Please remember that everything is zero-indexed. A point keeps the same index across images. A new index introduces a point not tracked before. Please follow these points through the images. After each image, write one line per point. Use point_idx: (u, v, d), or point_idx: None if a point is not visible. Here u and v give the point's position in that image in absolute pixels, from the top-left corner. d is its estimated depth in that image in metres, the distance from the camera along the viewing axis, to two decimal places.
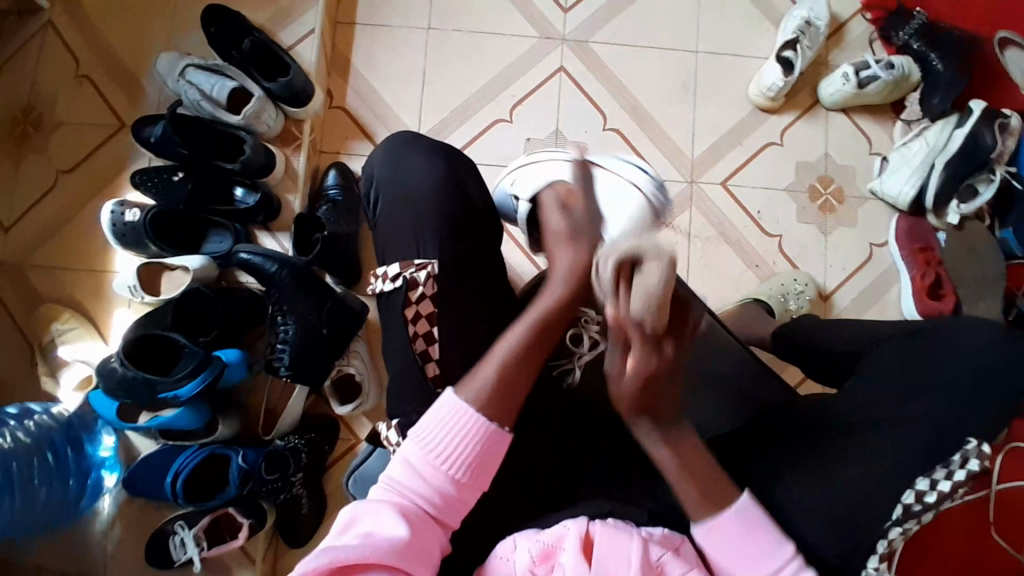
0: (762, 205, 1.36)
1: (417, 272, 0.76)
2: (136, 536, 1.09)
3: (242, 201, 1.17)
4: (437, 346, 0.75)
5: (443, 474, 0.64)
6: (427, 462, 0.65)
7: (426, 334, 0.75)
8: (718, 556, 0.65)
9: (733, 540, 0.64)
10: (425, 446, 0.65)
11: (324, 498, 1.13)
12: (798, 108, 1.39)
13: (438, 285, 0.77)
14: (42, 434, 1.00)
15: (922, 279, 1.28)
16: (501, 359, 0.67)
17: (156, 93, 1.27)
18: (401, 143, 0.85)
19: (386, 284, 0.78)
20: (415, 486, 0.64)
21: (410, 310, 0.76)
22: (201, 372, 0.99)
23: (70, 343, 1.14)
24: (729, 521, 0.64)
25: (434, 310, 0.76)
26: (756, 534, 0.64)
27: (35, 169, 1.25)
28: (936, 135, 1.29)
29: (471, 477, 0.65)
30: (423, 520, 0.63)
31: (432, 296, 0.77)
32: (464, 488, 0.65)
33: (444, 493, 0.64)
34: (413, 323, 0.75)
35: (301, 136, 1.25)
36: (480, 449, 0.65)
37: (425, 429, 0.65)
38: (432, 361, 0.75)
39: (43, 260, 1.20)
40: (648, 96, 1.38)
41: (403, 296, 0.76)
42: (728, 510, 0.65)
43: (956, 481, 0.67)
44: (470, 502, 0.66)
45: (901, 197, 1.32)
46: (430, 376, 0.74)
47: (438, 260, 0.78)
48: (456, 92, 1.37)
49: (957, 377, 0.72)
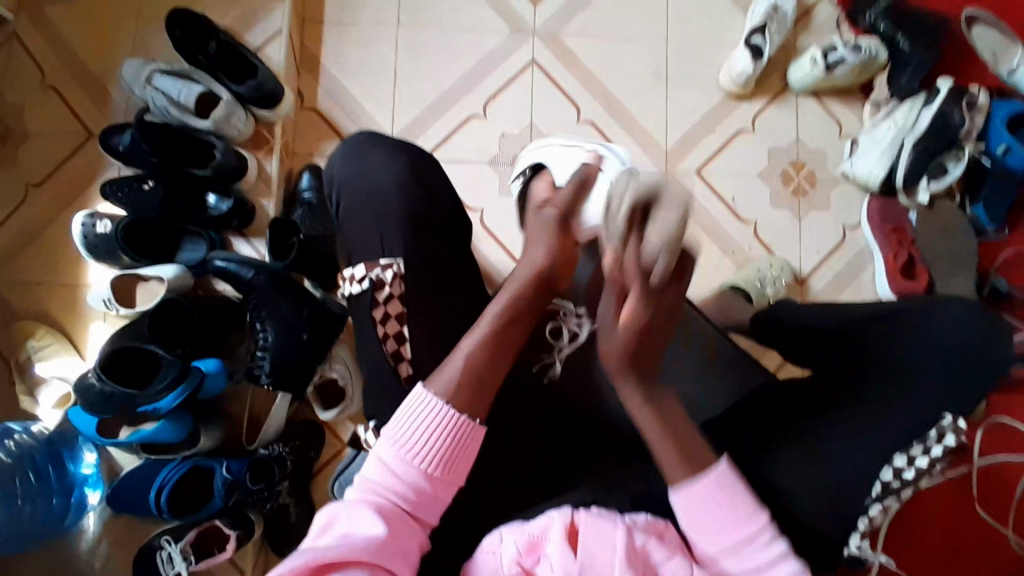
0: (737, 192, 1.38)
1: (383, 271, 0.76)
2: (123, 551, 1.08)
3: (216, 208, 1.15)
4: (408, 345, 0.75)
5: (418, 469, 0.65)
6: (400, 458, 0.65)
7: (397, 334, 0.75)
8: (696, 511, 0.66)
9: (710, 500, 0.66)
10: (398, 443, 0.66)
11: (313, 503, 1.13)
12: (769, 94, 1.41)
13: (404, 284, 0.76)
14: (24, 453, 0.99)
15: (895, 259, 1.30)
16: (470, 350, 0.68)
17: (122, 101, 1.24)
18: (361, 144, 0.83)
19: (353, 286, 0.77)
20: (390, 484, 0.65)
21: (379, 311, 0.75)
22: (180, 384, 0.98)
23: (48, 359, 1.11)
24: (706, 487, 0.66)
25: (403, 310, 0.76)
26: (733, 500, 0.66)
27: (0, 184, 1.21)
28: (905, 115, 1.30)
29: (446, 471, 0.66)
30: (401, 516, 0.63)
31: (400, 295, 0.76)
32: (439, 482, 0.66)
33: (419, 489, 0.65)
34: (383, 324, 0.75)
35: (273, 139, 1.23)
36: (452, 443, 0.66)
37: (398, 426, 0.66)
38: (404, 360, 0.75)
39: (12, 276, 1.18)
40: (622, 87, 1.39)
41: (371, 297, 0.76)
42: (708, 472, 0.67)
43: (934, 457, 0.70)
44: (447, 496, 0.67)
45: (871, 178, 1.34)
46: (403, 376, 0.75)
47: (403, 259, 0.77)
48: (429, 89, 1.36)
49: (928, 355, 0.74)
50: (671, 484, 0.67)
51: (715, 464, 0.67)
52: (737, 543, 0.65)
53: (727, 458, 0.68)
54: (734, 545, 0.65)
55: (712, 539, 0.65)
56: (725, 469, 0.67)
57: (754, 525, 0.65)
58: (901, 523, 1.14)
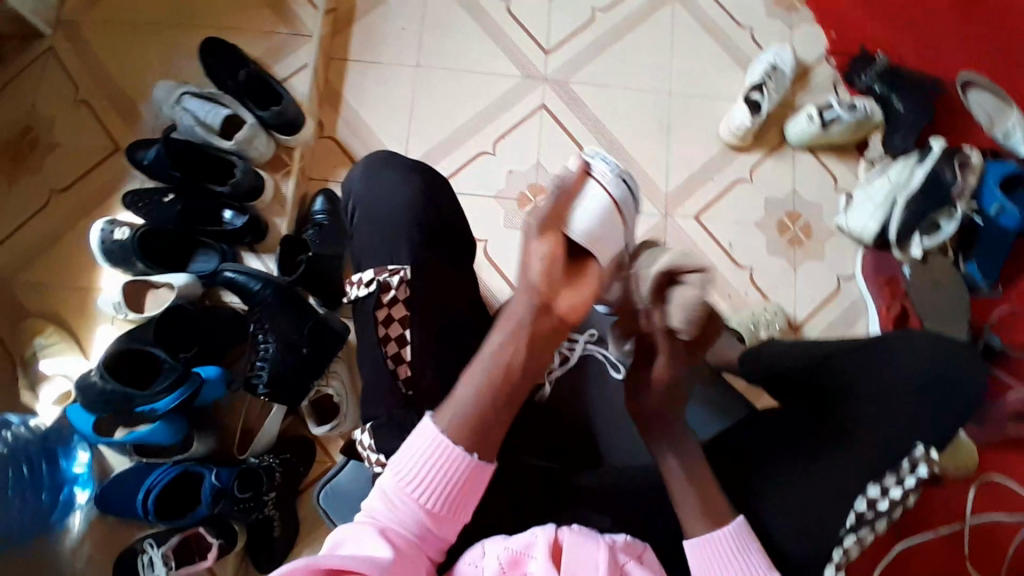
0: (734, 238, 1.42)
1: (391, 276, 0.79)
2: (103, 557, 1.07)
3: (231, 223, 1.20)
4: (410, 348, 0.78)
5: (420, 504, 0.66)
6: (404, 491, 0.66)
7: (398, 337, 0.78)
8: (713, 572, 0.67)
9: (728, 557, 0.68)
10: (403, 476, 0.67)
11: (298, 519, 1.12)
12: (766, 147, 1.47)
13: (410, 289, 0.80)
14: (19, 445, 1.01)
15: (888, 310, 1.34)
16: (473, 391, 0.67)
17: (151, 119, 1.31)
18: (375, 163, 0.89)
19: (359, 289, 0.80)
20: (394, 514, 0.66)
21: (382, 312, 0.78)
22: (180, 387, 1.00)
23: (52, 356, 1.15)
24: (723, 539, 0.68)
25: (407, 313, 0.79)
26: (745, 557, 0.68)
27: (29, 188, 1.27)
28: (898, 173, 1.36)
29: (447, 510, 0.66)
30: (403, 547, 0.64)
31: (405, 299, 0.79)
32: (441, 518, 0.66)
33: (421, 521, 0.66)
34: (386, 326, 0.78)
35: (291, 162, 1.29)
36: (458, 480, 0.67)
37: (405, 459, 0.67)
38: (404, 363, 0.77)
39: (29, 277, 1.22)
40: (626, 133, 1.46)
41: (376, 299, 0.79)
42: (724, 529, 0.69)
43: (907, 487, 0.73)
44: (448, 533, 0.67)
45: (866, 232, 1.38)
46: (400, 378, 0.77)
47: (411, 266, 0.81)
48: (443, 126, 1.43)
49: (895, 387, 0.78)
50: (687, 535, 0.69)
51: (733, 521, 0.69)
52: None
53: (741, 517, 0.70)
54: None
55: None
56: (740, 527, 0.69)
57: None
58: None
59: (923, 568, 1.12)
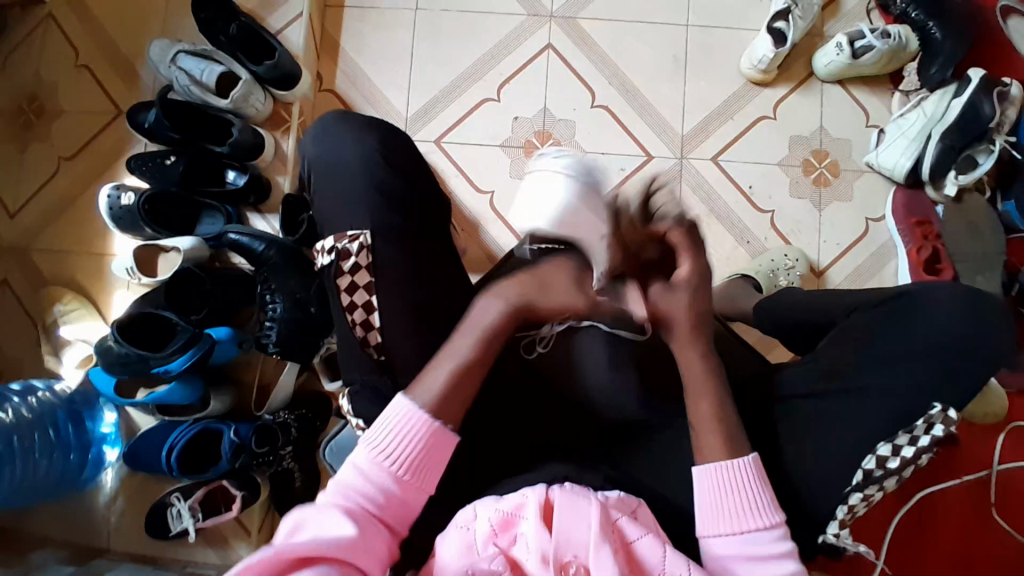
0: (754, 179, 1.35)
1: (349, 243, 0.78)
2: (137, 507, 1.15)
3: (234, 183, 1.19)
4: (377, 315, 0.77)
5: (393, 475, 0.67)
6: (377, 462, 0.67)
7: (365, 304, 0.77)
8: (723, 496, 0.67)
9: (732, 485, 0.67)
10: (373, 448, 0.68)
11: (317, 472, 1.16)
12: (793, 81, 1.36)
13: (371, 255, 0.78)
14: (45, 409, 1.05)
15: (919, 253, 1.25)
16: (459, 364, 0.71)
17: (151, 80, 1.30)
18: (328, 126, 0.85)
19: (322, 258, 0.80)
20: (365, 487, 0.66)
21: (344, 280, 0.77)
22: (192, 348, 1.03)
23: (72, 323, 1.18)
24: (738, 471, 0.68)
25: (370, 279, 0.77)
26: (755, 490, 0.67)
27: (37, 157, 1.28)
28: (934, 105, 1.25)
29: (419, 478, 0.68)
30: (369, 521, 0.64)
31: (366, 266, 0.78)
32: (410, 487, 0.68)
33: (389, 493, 0.67)
34: (350, 295, 0.77)
35: (290, 118, 1.27)
36: (428, 449, 0.69)
37: (375, 431, 0.69)
38: (373, 329, 0.77)
39: (47, 244, 1.25)
40: (639, 73, 1.37)
41: (336, 267, 0.77)
42: (743, 458, 0.68)
43: (921, 446, 0.70)
44: (415, 505, 0.68)
45: (897, 169, 1.29)
46: (371, 345, 0.77)
47: (370, 230, 0.78)
48: (445, 73, 1.37)
49: (911, 340, 0.74)
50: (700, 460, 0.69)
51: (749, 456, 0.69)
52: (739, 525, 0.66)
53: (756, 452, 0.69)
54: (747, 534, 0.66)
55: (726, 521, 0.67)
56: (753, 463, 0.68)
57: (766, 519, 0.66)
58: (913, 529, 1.10)
59: (945, 521, 1.10)
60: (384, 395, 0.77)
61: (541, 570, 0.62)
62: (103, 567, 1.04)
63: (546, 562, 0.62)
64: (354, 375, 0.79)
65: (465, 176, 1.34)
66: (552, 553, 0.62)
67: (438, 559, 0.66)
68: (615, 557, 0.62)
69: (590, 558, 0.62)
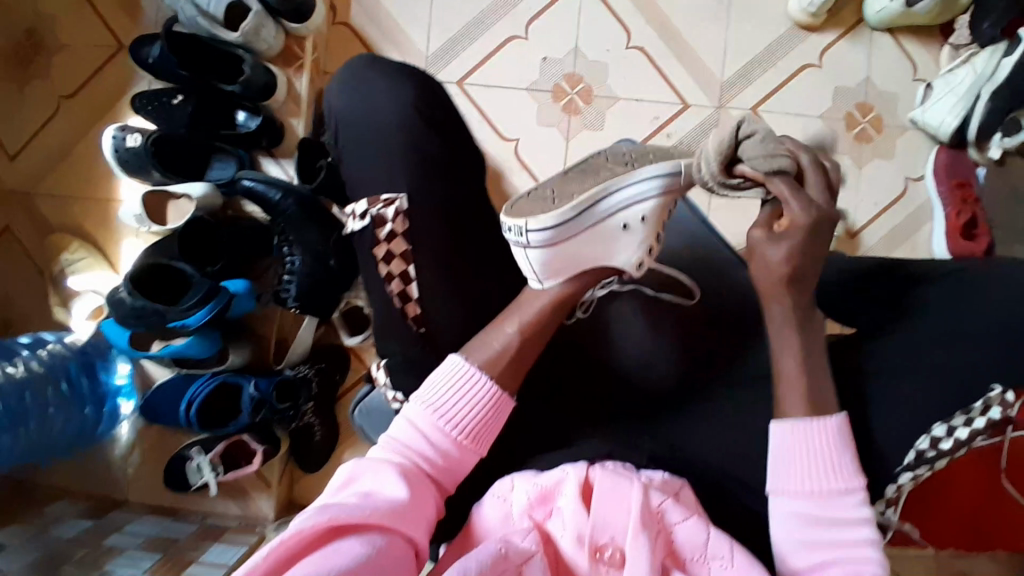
0: (794, 133, 1.27)
1: (384, 208, 0.74)
2: (158, 458, 1.14)
3: (245, 125, 1.12)
4: (414, 285, 0.73)
5: (449, 437, 0.65)
6: (432, 423, 0.65)
7: (402, 274, 0.73)
8: (797, 453, 0.65)
9: (815, 451, 0.64)
10: (430, 406, 0.66)
11: (338, 426, 1.15)
12: (841, 26, 1.27)
13: (407, 221, 0.73)
14: (55, 365, 1.01)
15: (957, 217, 1.19)
16: (517, 331, 0.68)
17: (154, 12, 1.18)
18: (359, 68, 0.81)
19: (356, 222, 0.76)
20: (420, 446, 0.65)
21: (381, 249, 0.74)
22: (211, 301, 0.98)
23: (78, 273, 1.14)
24: (815, 432, 0.64)
25: (408, 247, 0.73)
26: (837, 451, 0.64)
27: (34, 94, 1.19)
28: (985, 63, 1.15)
29: (476, 441, 0.66)
30: (423, 481, 0.63)
31: (401, 233, 0.73)
32: (464, 449, 0.66)
33: (443, 454, 0.65)
34: (387, 264, 0.73)
35: (303, 56, 1.16)
36: (484, 412, 0.67)
37: (432, 390, 0.67)
38: (411, 301, 0.73)
39: (47, 188, 1.18)
40: (678, 13, 1.27)
41: (372, 235, 0.74)
42: (825, 417, 0.65)
43: (975, 429, 0.70)
44: (467, 467, 0.67)
45: (942, 128, 1.21)
46: (410, 317, 0.73)
47: (405, 194, 0.74)
48: (467, 6, 1.26)
49: (976, 322, 0.72)
50: (774, 417, 0.67)
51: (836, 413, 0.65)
52: (830, 492, 0.63)
53: (844, 410, 0.66)
54: (823, 493, 0.64)
55: (801, 479, 0.64)
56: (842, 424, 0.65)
57: (852, 480, 0.64)
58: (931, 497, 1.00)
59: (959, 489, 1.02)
60: (419, 364, 0.74)
61: (575, 549, 0.61)
62: (121, 521, 1.04)
63: (581, 542, 0.61)
64: (392, 344, 0.75)
65: (489, 122, 1.26)
66: (587, 534, 0.61)
67: (477, 526, 0.65)
68: (652, 544, 0.60)
69: (627, 542, 0.60)
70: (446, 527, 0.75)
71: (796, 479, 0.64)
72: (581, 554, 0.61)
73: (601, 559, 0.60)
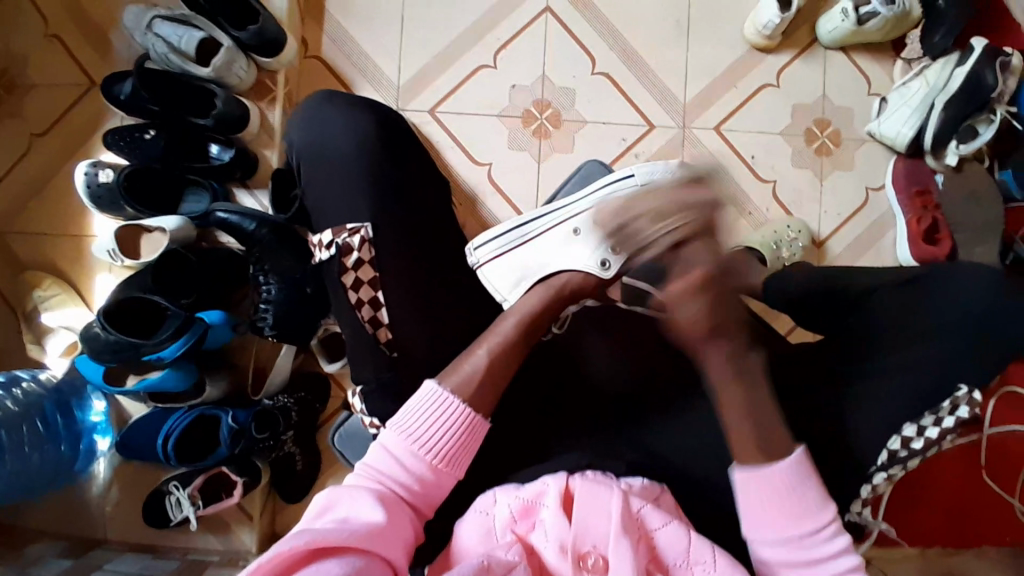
0: (757, 149, 1.32)
1: (351, 236, 0.77)
2: (135, 495, 1.13)
3: (218, 158, 1.13)
4: (384, 311, 0.76)
5: (425, 461, 0.66)
6: (408, 449, 0.66)
7: (371, 300, 0.76)
8: (759, 506, 0.65)
9: (781, 492, 0.65)
10: (405, 431, 0.67)
11: (319, 453, 1.14)
12: (796, 47, 1.32)
13: (373, 249, 0.78)
14: (32, 401, 1.00)
15: (920, 224, 1.24)
16: (489, 353, 0.71)
17: (125, 50, 1.21)
18: (318, 105, 0.86)
19: (322, 253, 0.79)
20: (397, 472, 0.65)
21: (349, 277, 0.76)
22: (184, 334, 0.99)
23: (51, 310, 1.13)
24: (772, 478, 0.65)
25: (375, 274, 0.77)
26: (801, 493, 0.65)
27: (8, 134, 1.20)
28: (936, 74, 1.22)
29: (452, 464, 0.67)
30: (400, 506, 0.63)
31: (369, 260, 0.77)
32: (439, 472, 0.66)
33: (420, 478, 0.65)
34: (355, 291, 0.76)
35: (275, 88, 1.20)
36: (460, 435, 0.68)
37: (407, 415, 0.67)
38: (382, 326, 0.76)
39: (21, 227, 1.18)
40: (640, 38, 1.32)
41: (339, 263, 0.77)
42: (782, 460, 0.65)
43: (945, 427, 0.72)
44: (445, 490, 0.67)
45: (899, 139, 1.26)
46: (382, 342, 0.76)
47: (371, 223, 0.78)
48: (437, 38, 1.30)
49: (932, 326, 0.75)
50: (735, 465, 0.66)
51: (791, 454, 0.66)
52: (803, 536, 0.64)
53: (800, 447, 0.66)
54: (798, 537, 0.64)
55: (771, 528, 0.65)
56: (801, 458, 0.65)
57: (820, 519, 0.65)
58: (905, 502, 1.07)
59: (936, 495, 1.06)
60: (392, 392, 0.75)
61: (559, 559, 0.61)
62: (99, 561, 1.02)
63: (564, 552, 0.61)
64: (366, 369, 0.77)
65: (461, 148, 1.29)
66: (570, 543, 0.61)
67: (460, 542, 0.65)
68: (634, 552, 0.60)
69: (609, 549, 0.61)
70: (427, 549, 0.75)
71: (761, 528, 0.65)
72: (565, 562, 0.61)
73: (584, 566, 0.61)
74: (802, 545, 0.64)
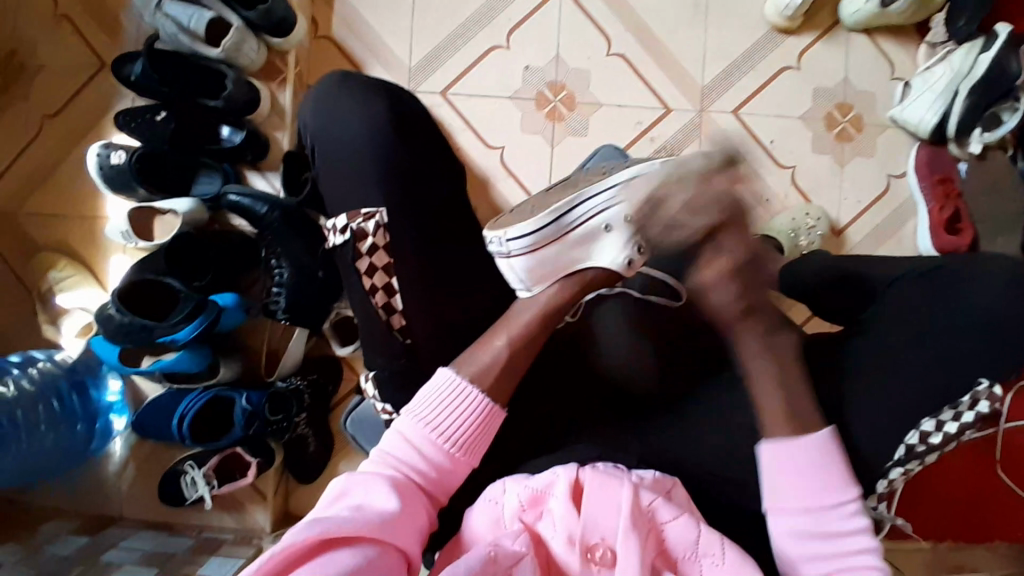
0: (775, 134, 1.29)
1: (365, 222, 0.76)
2: (150, 474, 1.15)
3: (229, 140, 1.13)
4: (399, 298, 0.76)
5: (441, 449, 0.66)
6: (424, 437, 0.66)
7: (386, 286, 0.76)
8: (784, 475, 0.66)
9: (810, 463, 0.66)
10: (421, 419, 0.67)
11: (331, 436, 1.15)
12: (817, 29, 1.28)
13: (388, 234, 0.77)
14: (46, 381, 1.02)
15: (941, 212, 1.21)
16: (507, 345, 0.71)
17: (135, 29, 1.19)
18: (329, 88, 0.84)
19: (337, 237, 0.78)
20: (413, 460, 0.65)
21: (363, 262, 0.76)
22: (198, 316, 0.99)
23: (67, 291, 1.15)
24: (802, 450, 0.66)
25: (389, 260, 0.76)
26: (827, 470, 0.66)
27: (20, 115, 1.20)
28: (961, 58, 1.17)
29: (467, 453, 0.67)
30: (415, 493, 0.63)
31: (384, 246, 0.76)
32: (455, 460, 0.67)
33: (435, 465, 0.66)
34: (370, 277, 0.76)
35: (285, 69, 1.19)
36: (475, 424, 0.68)
37: (423, 403, 0.67)
38: (396, 313, 0.76)
39: (35, 209, 1.18)
40: (656, 19, 1.28)
41: (354, 249, 0.76)
42: (811, 436, 0.66)
43: (964, 422, 0.71)
44: (460, 477, 0.68)
45: (922, 125, 1.23)
46: (396, 328, 0.76)
47: (386, 208, 0.77)
48: (448, 18, 1.28)
49: (954, 320, 0.73)
50: (763, 438, 0.68)
51: (822, 431, 0.67)
52: (824, 509, 0.65)
53: (827, 426, 0.67)
54: (819, 511, 0.65)
55: (796, 501, 0.66)
56: (829, 436, 0.66)
57: (842, 497, 0.65)
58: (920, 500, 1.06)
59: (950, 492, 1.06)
60: (404, 379, 0.76)
61: (566, 550, 0.61)
62: (117, 538, 1.04)
63: (572, 544, 0.61)
64: (378, 356, 0.76)
65: (473, 131, 1.27)
66: (578, 535, 0.61)
67: (468, 530, 0.65)
68: (642, 545, 0.60)
69: (618, 542, 0.61)
70: (438, 533, 0.76)
71: (786, 501, 0.66)
72: (573, 556, 0.61)
73: (593, 559, 0.61)
74: (823, 520, 0.65)
